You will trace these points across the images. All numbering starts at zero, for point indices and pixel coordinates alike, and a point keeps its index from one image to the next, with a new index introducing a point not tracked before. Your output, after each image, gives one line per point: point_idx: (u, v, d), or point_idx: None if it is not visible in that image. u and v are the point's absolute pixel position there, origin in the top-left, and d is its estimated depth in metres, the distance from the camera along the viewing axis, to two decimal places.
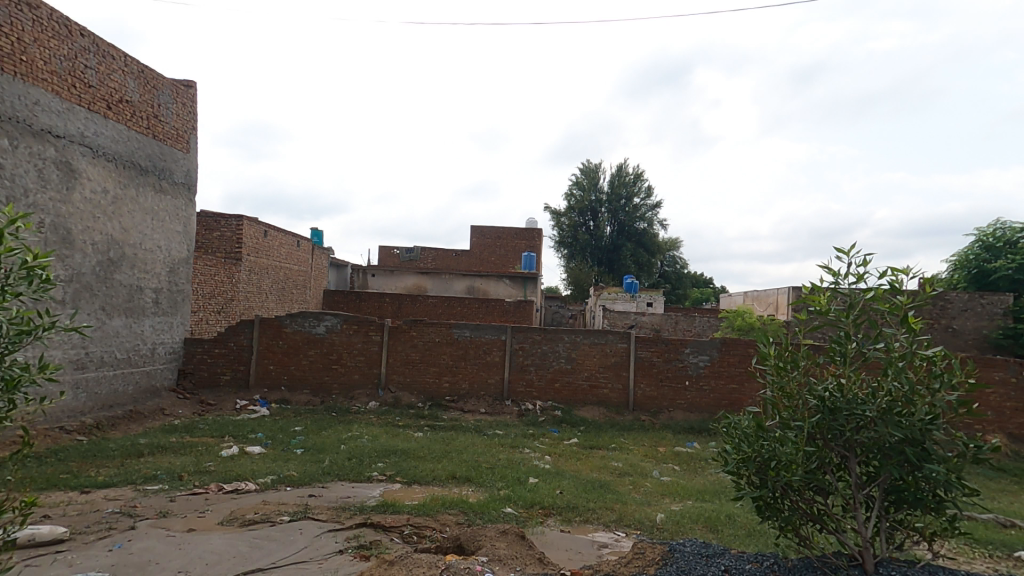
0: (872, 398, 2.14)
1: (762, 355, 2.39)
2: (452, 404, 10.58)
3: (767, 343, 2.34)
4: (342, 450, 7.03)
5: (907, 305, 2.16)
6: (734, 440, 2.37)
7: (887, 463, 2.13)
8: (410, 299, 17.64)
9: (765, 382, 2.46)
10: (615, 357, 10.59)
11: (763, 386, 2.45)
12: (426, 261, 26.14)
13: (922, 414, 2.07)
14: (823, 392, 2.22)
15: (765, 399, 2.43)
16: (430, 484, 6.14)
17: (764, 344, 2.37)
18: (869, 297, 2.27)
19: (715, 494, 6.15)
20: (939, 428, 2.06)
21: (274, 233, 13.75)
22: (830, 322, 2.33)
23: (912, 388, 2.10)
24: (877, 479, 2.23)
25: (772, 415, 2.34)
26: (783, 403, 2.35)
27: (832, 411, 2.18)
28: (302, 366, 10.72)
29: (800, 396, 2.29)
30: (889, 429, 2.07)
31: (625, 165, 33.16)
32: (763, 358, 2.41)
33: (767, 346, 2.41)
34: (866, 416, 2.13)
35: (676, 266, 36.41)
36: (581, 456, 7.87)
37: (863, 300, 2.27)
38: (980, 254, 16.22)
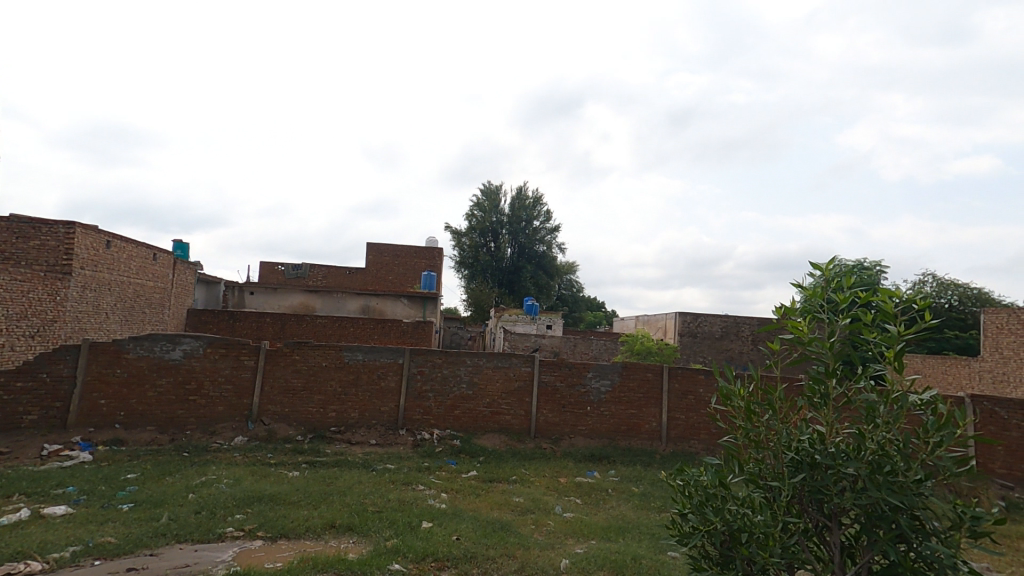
0: (854, 453, 1.81)
1: (725, 395, 2.10)
2: (337, 436, 9.44)
3: (732, 382, 2.03)
4: (189, 502, 5.76)
5: (901, 337, 1.82)
6: (690, 505, 2.07)
7: (876, 536, 1.78)
8: (296, 319, 16.03)
9: (728, 426, 2.17)
10: (517, 382, 10.17)
11: (725, 432, 2.16)
12: (315, 277, 24.31)
13: (914, 473, 1.73)
14: (796, 443, 1.92)
15: (726, 447, 2.12)
16: (301, 539, 5.15)
17: (728, 383, 2.07)
18: (851, 325, 1.96)
19: (619, 531, 5.82)
20: (934, 490, 1.72)
21: (121, 242, 11.73)
22: (811, 354, 2.02)
23: (906, 440, 1.75)
24: (860, 554, 1.88)
25: (734, 469, 2.05)
26: (748, 454, 2.06)
27: (806, 465, 1.88)
28: (147, 399, 9.02)
29: (770, 447, 1.99)
30: (882, 496, 1.72)
31: (526, 189, 33.69)
32: (726, 399, 2.12)
33: (732, 385, 2.12)
34: (850, 475, 1.80)
35: (574, 289, 37.45)
36: (479, 492, 7.22)
37: (845, 328, 1.95)
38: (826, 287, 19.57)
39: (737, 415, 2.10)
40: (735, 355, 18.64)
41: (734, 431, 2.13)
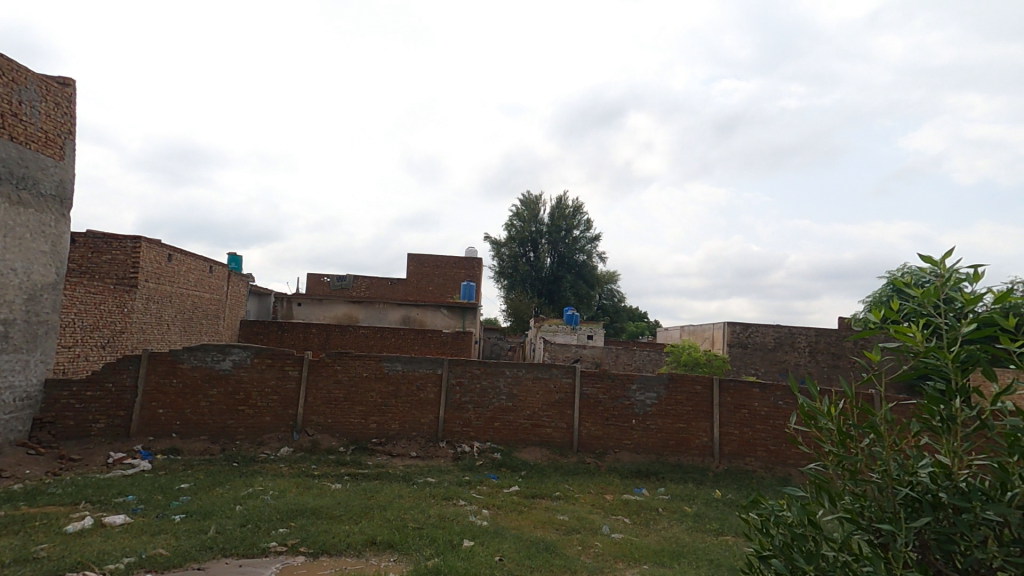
0: (997, 493, 1.36)
1: (809, 415, 1.71)
2: (379, 448, 9.40)
3: (818, 398, 1.65)
4: (236, 514, 5.77)
5: None
6: (774, 546, 1.67)
7: None
8: (339, 330, 16.30)
9: (815, 453, 1.77)
10: (560, 395, 9.90)
11: (811, 459, 1.76)
12: (359, 288, 24.78)
13: None
14: (910, 476, 1.49)
15: (812, 478, 1.72)
16: (342, 555, 5.07)
17: (812, 400, 1.68)
18: (980, 331, 1.52)
19: (674, 556, 5.47)
20: None
21: (181, 256, 12.21)
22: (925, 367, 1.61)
23: None
24: None
25: (825, 505, 1.64)
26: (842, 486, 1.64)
27: (927, 505, 1.45)
28: (200, 409, 9.23)
29: (872, 480, 1.57)
30: None
31: (565, 198, 33.49)
32: (811, 421, 1.73)
33: (817, 403, 1.73)
34: (999, 524, 1.33)
35: (614, 299, 36.81)
36: (522, 509, 6.98)
37: (970, 335, 1.52)
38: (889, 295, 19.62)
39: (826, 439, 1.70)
40: (790, 366, 17.74)
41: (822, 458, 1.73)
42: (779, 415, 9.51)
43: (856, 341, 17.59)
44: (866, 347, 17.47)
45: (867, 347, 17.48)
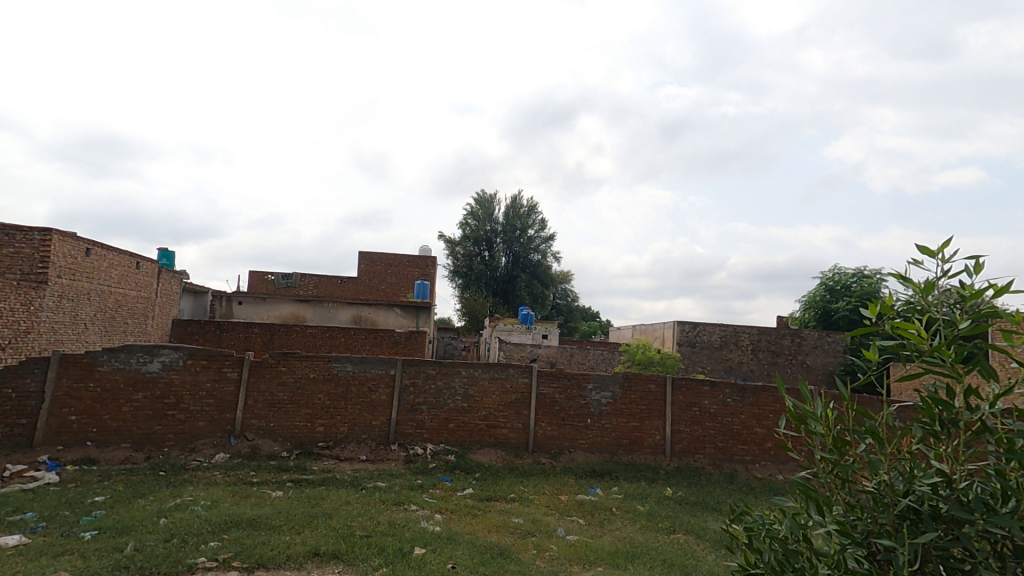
0: (997, 504, 1.31)
1: (800, 420, 1.62)
2: (325, 452, 8.96)
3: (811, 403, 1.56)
4: (159, 529, 5.27)
5: None
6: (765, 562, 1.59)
7: None
8: (285, 329, 15.56)
9: (805, 459, 1.69)
10: (515, 395, 9.76)
11: (802, 465, 1.67)
12: (306, 286, 23.82)
13: None
14: (909, 486, 1.42)
15: (801, 486, 1.64)
16: (281, 569, 4.70)
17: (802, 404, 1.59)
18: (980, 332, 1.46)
19: (628, 557, 5.40)
20: None
21: (100, 250, 11.27)
22: (928, 369, 1.73)
23: None
24: None
25: (817, 515, 1.57)
26: (835, 494, 1.57)
27: (927, 517, 1.38)
28: (123, 414, 8.51)
29: (867, 488, 1.50)
30: None
31: (520, 197, 33.51)
32: (801, 426, 1.64)
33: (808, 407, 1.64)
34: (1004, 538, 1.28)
35: (568, 299, 37.12)
36: (476, 512, 6.76)
37: None
38: (826, 295, 20.72)
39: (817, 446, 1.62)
40: (736, 365, 18.33)
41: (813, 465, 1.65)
42: (728, 413, 9.71)
43: (796, 340, 18.37)
44: (805, 346, 18.27)
45: (807, 345, 18.29)
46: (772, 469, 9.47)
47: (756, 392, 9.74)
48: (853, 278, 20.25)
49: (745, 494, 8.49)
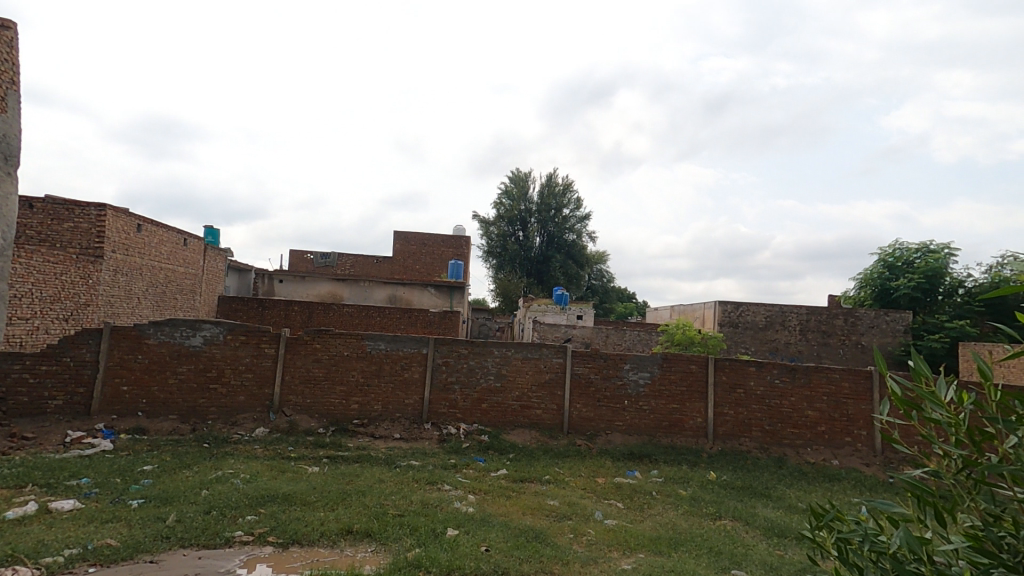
0: None
1: (917, 406, 1.26)
2: (360, 430, 8.98)
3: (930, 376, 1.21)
4: (201, 499, 5.34)
5: None
6: None
7: None
8: (322, 308, 15.77)
9: (921, 454, 1.33)
10: (549, 375, 9.54)
11: (919, 463, 1.31)
12: (343, 266, 24.13)
13: None
14: None
15: (915, 489, 1.29)
16: (315, 545, 4.66)
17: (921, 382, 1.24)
18: None
19: (671, 543, 5.16)
20: None
21: (151, 227, 11.57)
22: None
23: None
24: None
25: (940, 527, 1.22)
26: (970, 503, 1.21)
27: None
28: (169, 386, 8.73)
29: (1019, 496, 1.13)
30: None
31: (555, 176, 32.96)
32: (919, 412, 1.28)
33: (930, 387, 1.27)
34: None
35: (604, 280, 36.49)
36: (511, 494, 6.64)
37: None
38: (884, 272, 19.59)
39: (942, 438, 1.25)
40: (781, 346, 17.59)
41: (935, 462, 1.29)
42: (776, 395, 9.24)
43: (848, 321, 17.45)
44: (855, 326, 17.36)
45: (858, 325, 17.36)
46: (825, 454, 8.95)
47: (808, 373, 9.21)
48: (917, 253, 19.19)
49: (795, 480, 8.07)
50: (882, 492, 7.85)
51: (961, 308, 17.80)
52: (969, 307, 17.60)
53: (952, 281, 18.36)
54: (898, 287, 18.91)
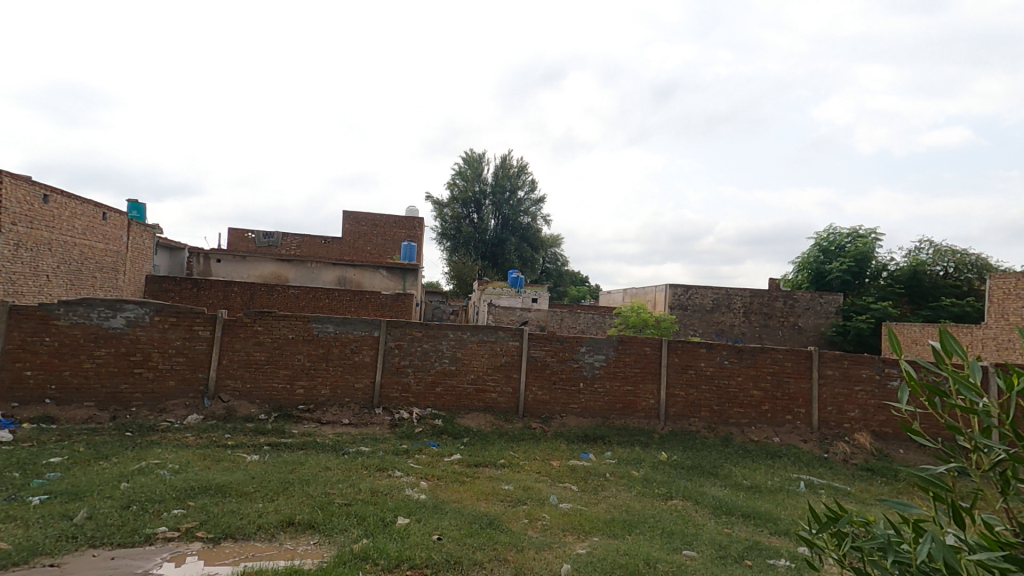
0: None
1: (949, 396, 1.14)
2: (305, 415, 8.53)
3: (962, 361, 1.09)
4: (119, 493, 4.86)
5: None
6: None
7: None
8: (266, 289, 14.96)
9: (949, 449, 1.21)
10: (505, 357, 9.37)
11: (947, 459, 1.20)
12: (289, 247, 23.06)
13: None
14: None
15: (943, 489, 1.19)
16: (250, 540, 4.30)
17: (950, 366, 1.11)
18: None
19: (626, 526, 5.11)
20: None
21: (60, 198, 10.56)
22: None
23: None
24: None
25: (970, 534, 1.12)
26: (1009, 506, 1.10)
27: None
28: (84, 371, 7.98)
29: None
30: None
31: (510, 157, 32.61)
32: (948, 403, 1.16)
33: (959, 373, 1.15)
34: None
35: (559, 263, 36.65)
36: (464, 479, 6.45)
37: None
38: (819, 256, 20.60)
39: (974, 431, 1.13)
40: (726, 328, 18.15)
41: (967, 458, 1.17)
42: (724, 375, 9.44)
43: (787, 303, 18.19)
44: (793, 308, 18.12)
45: (798, 308, 18.13)
46: (768, 432, 9.22)
47: (754, 354, 9.45)
48: (848, 237, 20.22)
49: (741, 458, 8.28)
50: (818, 467, 8.16)
51: (884, 290, 18.89)
52: (890, 290, 18.70)
53: (876, 265, 19.47)
54: (831, 269, 19.91)
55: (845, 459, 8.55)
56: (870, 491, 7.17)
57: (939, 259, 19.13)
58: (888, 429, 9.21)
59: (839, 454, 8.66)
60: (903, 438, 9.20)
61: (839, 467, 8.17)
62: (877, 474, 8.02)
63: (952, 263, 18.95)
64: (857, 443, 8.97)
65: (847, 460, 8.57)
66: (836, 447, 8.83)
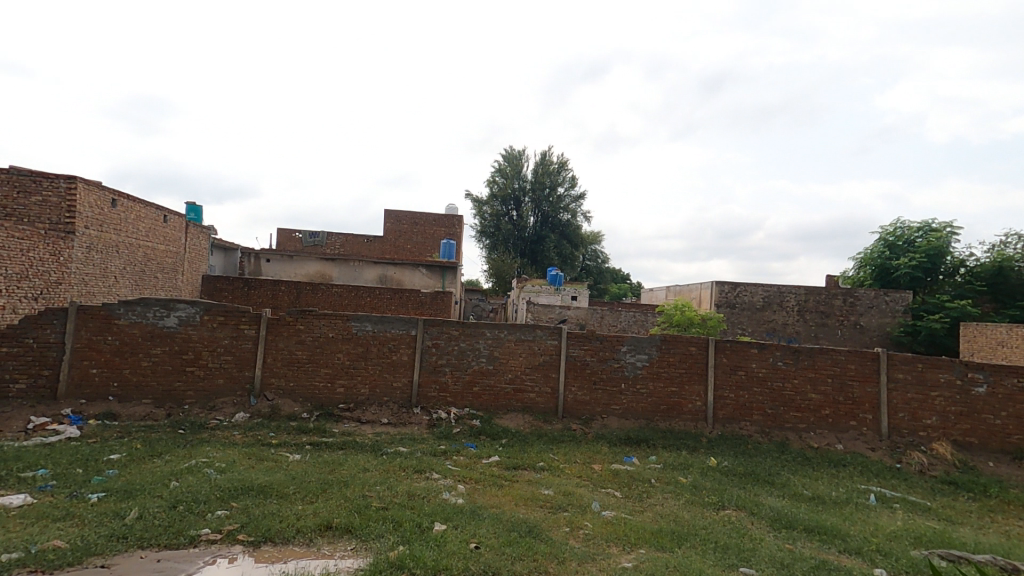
0: None
1: None
2: (346, 414, 8.59)
3: None
4: (168, 492, 4.94)
5: None
6: None
7: None
8: (311, 288, 15.26)
9: None
10: (543, 357, 9.17)
11: None
12: (333, 246, 23.55)
13: None
14: None
15: None
16: (289, 544, 4.27)
17: None
18: None
19: (676, 538, 4.82)
20: None
21: (126, 201, 11.02)
22: None
23: None
24: None
25: None
26: None
27: None
28: (142, 369, 8.28)
29: None
30: None
31: (550, 153, 32.27)
32: None
33: None
34: None
35: (599, 260, 36.12)
36: (503, 483, 6.29)
37: None
38: (885, 252, 19.37)
39: None
40: (778, 326, 17.32)
41: None
42: (778, 377, 8.92)
43: (847, 300, 17.18)
44: (852, 305, 17.11)
45: (857, 305, 17.10)
46: (828, 438, 8.66)
47: (811, 354, 8.89)
48: (919, 231, 18.93)
49: (800, 465, 7.78)
50: (890, 478, 7.57)
51: (960, 287, 17.63)
52: (968, 287, 17.49)
53: (954, 261, 18.15)
54: (898, 266, 18.68)
55: (921, 470, 7.90)
56: (954, 508, 6.58)
57: None
58: (973, 439, 8.45)
59: (914, 465, 8.00)
60: (992, 449, 8.43)
61: (915, 479, 7.55)
62: (963, 489, 7.37)
63: None
64: (935, 454, 8.28)
65: (923, 471, 7.91)
66: (910, 457, 8.17)
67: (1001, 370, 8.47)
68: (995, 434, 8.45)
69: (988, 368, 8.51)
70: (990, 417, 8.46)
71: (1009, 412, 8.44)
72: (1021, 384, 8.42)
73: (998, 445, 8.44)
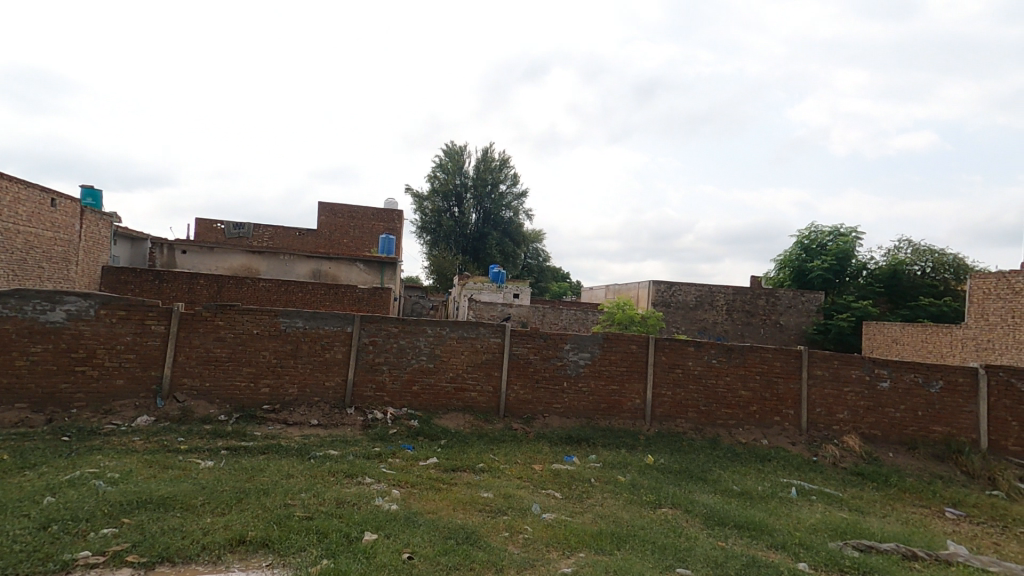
0: None
1: None
2: (271, 416, 7.95)
3: None
4: (40, 510, 4.27)
5: None
6: None
7: None
8: (235, 281, 14.22)
9: None
10: (486, 355, 8.92)
11: None
12: (260, 238, 22.21)
13: None
14: None
15: None
16: (192, 564, 3.76)
17: None
18: None
19: (613, 539, 4.70)
20: None
21: (2, 182, 9.76)
22: None
23: None
24: None
25: None
26: None
27: None
28: (16, 370, 7.25)
29: None
30: None
31: (492, 150, 32.08)
32: None
33: None
34: None
35: (540, 259, 36.32)
36: (440, 486, 5.96)
37: None
38: (801, 254, 20.65)
39: None
40: (709, 325, 17.97)
41: None
42: (712, 374, 9.13)
43: (769, 300, 18.09)
44: (776, 305, 18.03)
45: (779, 306, 18.05)
46: (755, 433, 8.94)
47: (742, 352, 9.17)
48: (829, 236, 20.31)
49: (727, 461, 7.97)
50: (808, 471, 7.90)
51: (863, 289, 19.04)
52: (869, 288, 18.91)
53: (858, 263, 19.61)
54: (812, 268, 19.95)
55: (835, 463, 8.31)
56: (861, 498, 6.92)
57: (918, 258, 19.43)
58: (877, 432, 8.99)
59: (828, 457, 8.41)
60: (892, 440, 8.98)
61: (830, 472, 7.92)
62: (868, 480, 7.79)
63: (928, 262, 19.25)
64: (846, 446, 8.74)
65: (836, 463, 8.32)
66: (826, 450, 8.59)
67: (901, 366, 9.05)
68: (895, 426, 9.02)
69: (891, 364, 9.08)
70: (891, 410, 9.03)
71: (907, 405, 9.03)
72: (918, 379, 9.02)
73: (897, 436, 9.00)
